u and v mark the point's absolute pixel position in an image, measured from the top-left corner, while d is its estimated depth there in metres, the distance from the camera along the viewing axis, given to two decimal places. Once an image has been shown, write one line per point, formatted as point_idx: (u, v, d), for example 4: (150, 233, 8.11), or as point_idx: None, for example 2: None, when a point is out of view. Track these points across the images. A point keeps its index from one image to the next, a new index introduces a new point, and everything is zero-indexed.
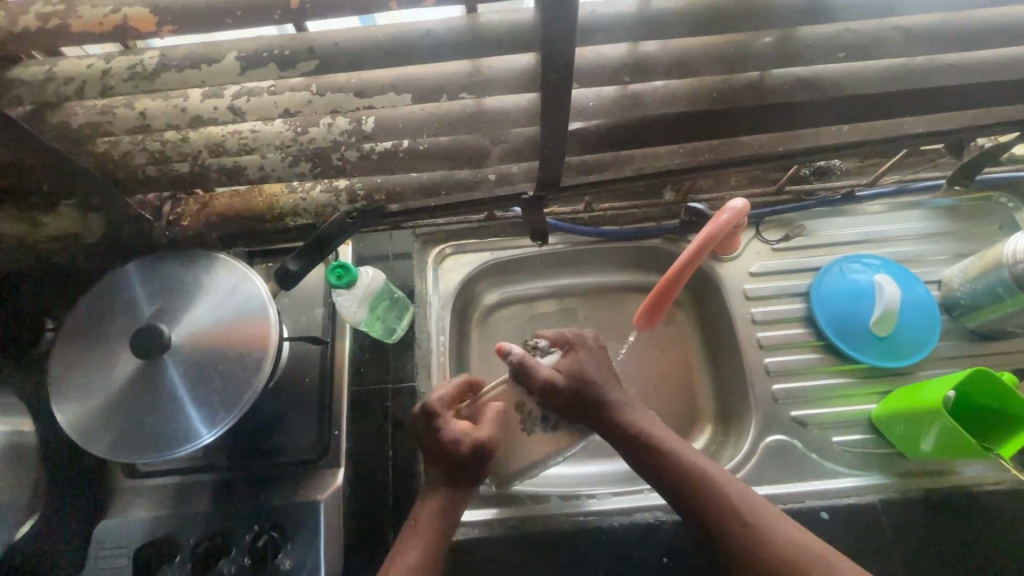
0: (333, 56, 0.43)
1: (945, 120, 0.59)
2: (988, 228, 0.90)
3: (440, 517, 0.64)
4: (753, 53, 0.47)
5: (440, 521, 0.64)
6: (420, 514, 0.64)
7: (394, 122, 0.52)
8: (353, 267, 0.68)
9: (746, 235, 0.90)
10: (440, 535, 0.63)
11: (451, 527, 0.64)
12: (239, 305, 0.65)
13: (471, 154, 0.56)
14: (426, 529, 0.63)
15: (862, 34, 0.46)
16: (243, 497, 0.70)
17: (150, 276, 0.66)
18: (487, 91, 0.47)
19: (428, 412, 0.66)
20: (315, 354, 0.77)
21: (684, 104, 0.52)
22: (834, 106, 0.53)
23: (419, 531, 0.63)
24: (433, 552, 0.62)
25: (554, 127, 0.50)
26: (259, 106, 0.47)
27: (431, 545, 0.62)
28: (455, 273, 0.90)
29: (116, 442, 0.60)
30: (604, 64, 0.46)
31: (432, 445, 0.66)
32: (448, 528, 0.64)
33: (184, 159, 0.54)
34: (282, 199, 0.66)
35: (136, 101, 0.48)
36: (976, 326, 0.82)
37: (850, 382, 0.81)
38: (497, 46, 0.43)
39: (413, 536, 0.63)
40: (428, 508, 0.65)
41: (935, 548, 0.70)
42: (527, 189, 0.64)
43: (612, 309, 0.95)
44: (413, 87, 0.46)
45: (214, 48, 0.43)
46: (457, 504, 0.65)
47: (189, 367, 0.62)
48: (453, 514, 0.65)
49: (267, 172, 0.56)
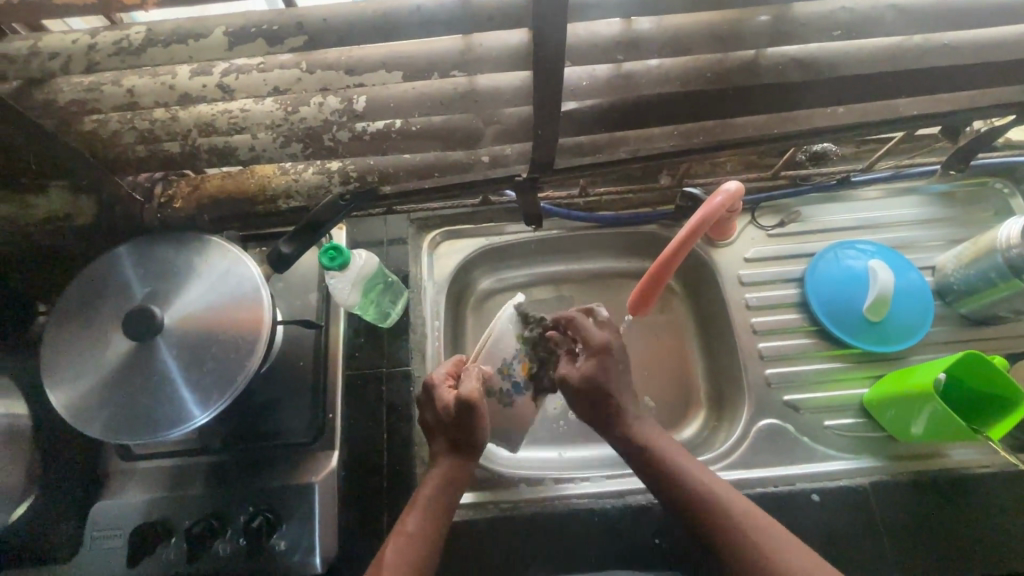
0: (322, 31, 0.42)
1: (941, 103, 0.59)
2: (983, 214, 0.90)
3: (441, 487, 0.64)
4: (747, 31, 0.46)
5: (442, 497, 0.63)
6: (423, 488, 0.64)
7: (385, 101, 0.51)
8: (346, 250, 0.68)
9: (741, 221, 0.90)
10: (442, 509, 0.63)
11: (452, 501, 0.64)
12: (232, 287, 0.65)
13: (464, 134, 0.55)
14: (427, 502, 0.63)
15: (858, 12, 0.46)
16: (238, 479, 0.71)
17: (142, 258, 0.66)
18: (478, 69, 0.46)
19: (426, 385, 0.69)
20: (309, 337, 0.77)
21: (678, 84, 0.51)
22: (828, 86, 0.52)
23: (420, 504, 0.63)
24: (433, 521, 0.62)
25: (546, 107, 0.50)
26: (248, 84, 0.47)
27: (431, 519, 0.62)
28: (450, 258, 0.90)
29: (109, 424, 0.60)
30: (596, 42, 0.46)
31: (433, 415, 0.68)
32: (451, 503, 0.64)
33: (174, 139, 0.54)
34: (274, 181, 0.65)
35: (123, 78, 0.47)
36: (969, 311, 0.82)
37: (843, 367, 0.82)
38: (489, 22, 0.43)
39: (414, 509, 0.63)
40: (430, 480, 0.65)
41: (923, 530, 0.71)
42: (520, 171, 0.64)
43: (607, 294, 0.95)
44: (403, 65, 0.46)
45: (201, 23, 0.42)
46: (459, 480, 0.65)
47: (182, 349, 0.62)
48: (456, 488, 0.65)
49: (258, 152, 0.55)
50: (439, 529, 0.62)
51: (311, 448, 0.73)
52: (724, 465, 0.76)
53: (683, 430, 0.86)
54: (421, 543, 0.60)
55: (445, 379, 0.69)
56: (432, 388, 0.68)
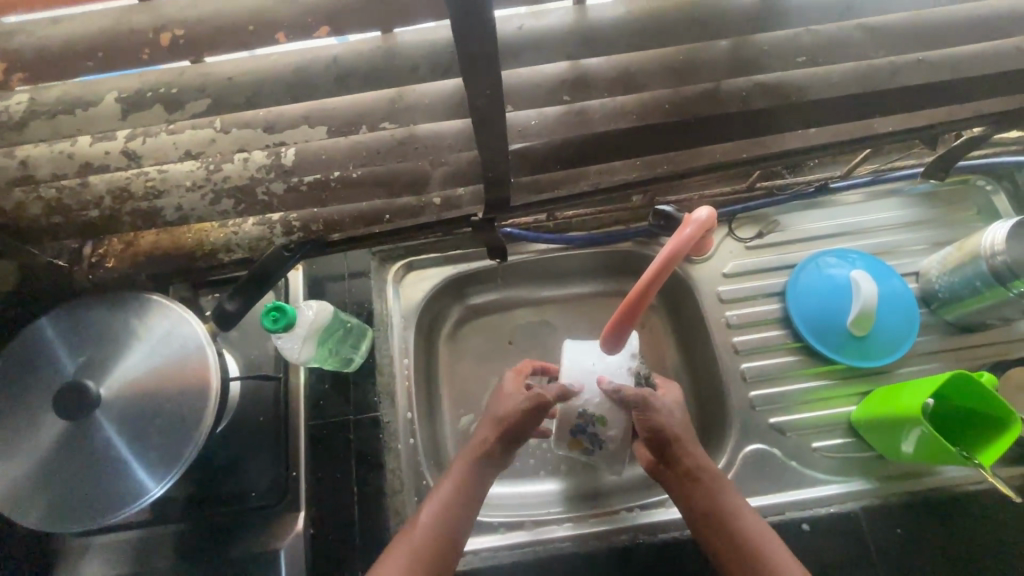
0: (228, 92, 0.37)
1: (918, 117, 0.55)
2: (966, 213, 0.87)
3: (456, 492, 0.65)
4: (704, 62, 0.42)
5: (469, 473, 0.66)
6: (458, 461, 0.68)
7: (315, 153, 0.47)
8: (290, 308, 0.60)
9: (717, 234, 0.86)
10: (474, 490, 0.66)
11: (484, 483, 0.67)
12: (175, 349, 0.60)
13: (409, 180, 0.51)
14: (461, 475, 0.66)
15: (822, 36, 0.42)
16: (201, 548, 0.67)
17: (74, 323, 0.61)
18: (412, 119, 0.42)
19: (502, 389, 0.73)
20: (269, 390, 0.73)
21: (635, 118, 0.47)
22: (799, 111, 0.49)
23: (455, 477, 0.66)
24: (445, 520, 0.63)
25: (491, 151, 0.45)
26: (156, 149, 0.42)
27: (450, 502, 0.64)
28: (416, 289, 0.85)
29: (50, 507, 0.57)
30: (539, 82, 0.42)
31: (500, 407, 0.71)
32: (484, 479, 0.67)
33: (89, 207, 0.49)
34: (212, 235, 0.61)
35: (15, 150, 0.42)
36: (954, 318, 0.80)
37: (829, 384, 0.79)
38: (415, 72, 0.38)
39: (432, 501, 0.65)
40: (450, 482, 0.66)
41: (917, 555, 0.68)
42: (476, 210, 0.60)
43: (584, 316, 0.91)
44: (327, 119, 0.41)
45: (89, 88, 0.37)
46: (493, 452, 0.68)
47: (125, 422, 0.58)
48: (489, 466, 0.68)
49: (188, 212, 0.50)
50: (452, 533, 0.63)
51: (278, 508, 0.69)
52: None
53: None
54: (437, 529, 0.62)
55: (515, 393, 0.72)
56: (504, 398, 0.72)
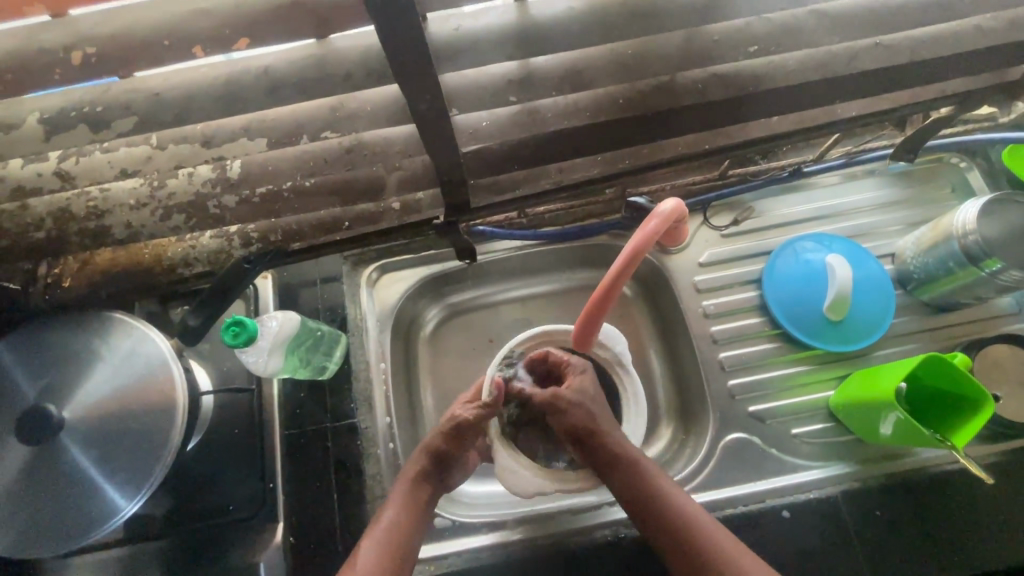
0: (155, 109, 0.36)
1: (880, 101, 0.55)
2: (941, 191, 0.86)
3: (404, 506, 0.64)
4: (655, 55, 0.41)
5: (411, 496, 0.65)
6: (397, 487, 0.66)
7: (262, 164, 0.45)
8: (251, 321, 0.58)
9: (693, 223, 0.85)
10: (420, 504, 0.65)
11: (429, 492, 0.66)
12: (138, 368, 0.59)
13: (364, 186, 0.50)
14: (405, 498, 0.65)
15: (774, 23, 0.41)
16: (180, 564, 0.67)
17: (32, 346, 0.59)
18: (355, 126, 0.41)
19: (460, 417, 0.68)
20: (243, 402, 0.72)
21: (590, 114, 0.46)
22: (758, 101, 0.47)
23: (398, 500, 0.65)
24: (398, 531, 0.62)
25: (441, 156, 0.44)
26: (91, 168, 0.41)
27: (401, 524, 0.63)
28: (390, 292, 0.84)
29: (20, 536, 0.56)
30: (485, 84, 0.40)
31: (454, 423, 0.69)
32: (425, 498, 0.66)
33: (33, 230, 0.48)
34: (170, 250, 0.59)
35: None
36: (930, 298, 0.80)
37: (807, 370, 0.79)
38: (351, 80, 0.37)
39: (371, 532, 0.63)
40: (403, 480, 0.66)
41: (896, 536, 0.69)
42: (440, 212, 0.59)
43: (563, 311, 0.90)
44: (265, 131, 0.40)
45: (10, 110, 0.36)
46: (431, 477, 0.67)
47: (90, 443, 0.57)
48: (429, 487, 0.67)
49: (136, 230, 0.49)
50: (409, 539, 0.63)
51: (256, 521, 0.68)
52: (693, 487, 0.73)
53: (647, 450, 0.81)
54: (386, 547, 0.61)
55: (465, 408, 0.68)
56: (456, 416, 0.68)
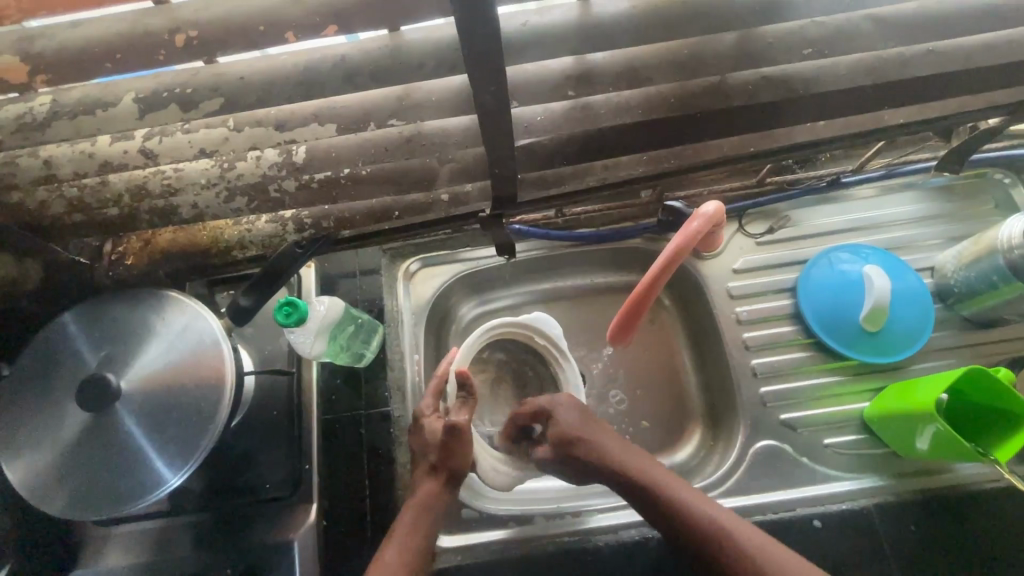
0: (239, 92, 0.38)
1: (927, 109, 0.55)
2: (984, 207, 0.86)
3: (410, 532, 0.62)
4: (710, 55, 0.43)
5: (415, 526, 0.63)
6: (401, 520, 0.63)
7: (325, 150, 0.48)
8: (302, 302, 0.63)
9: (728, 230, 0.86)
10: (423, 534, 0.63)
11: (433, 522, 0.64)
12: (191, 344, 0.62)
13: (417, 177, 0.52)
14: (407, 529, 0.62)
15: (829, 26, 0.42)
16: (217, 538, 0.69)
17: (94, 320, 0.63)
18: (419, 115, 0.43)
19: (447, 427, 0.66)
20: (282, 385, 0.74)
21: (640, 112, 0.48)
22: (807, 104, 0.48)
23: (400, 533, 0.62)
24: (411, 552, 0.61)
25: (496, 148, 0.46)
26: (173, 147, 0.44)
27: (411, 554, 0.61)
28: (426, 287, 0.86)
29: (71, 500, 0.58)
30: (545, 78, 0.42)
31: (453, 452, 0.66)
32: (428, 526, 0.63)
33: (108, 205, 0.51)
34: (227, 233, 0.62)
35: (39, 149, 0.44)
36: (970, 314, 0.79)
37: (841, 381, 0.78)
38: (422, 69, 0.39)
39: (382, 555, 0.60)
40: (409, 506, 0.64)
41: (930, 553, 0.67)
42: (485, 206, 0.61)
43: (594, 313, 0.91)
44: (336, 117, 0.42)
45: (109, 90, 0.39)
46: (439, 502, 0.65)
47: (143, 415, 0.59)
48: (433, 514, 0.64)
49: (202, 210, 0.52)
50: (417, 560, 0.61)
51: (290, 500, 0.70)
52: (721, 492, 0.73)
53: (674, 454, 0.81)
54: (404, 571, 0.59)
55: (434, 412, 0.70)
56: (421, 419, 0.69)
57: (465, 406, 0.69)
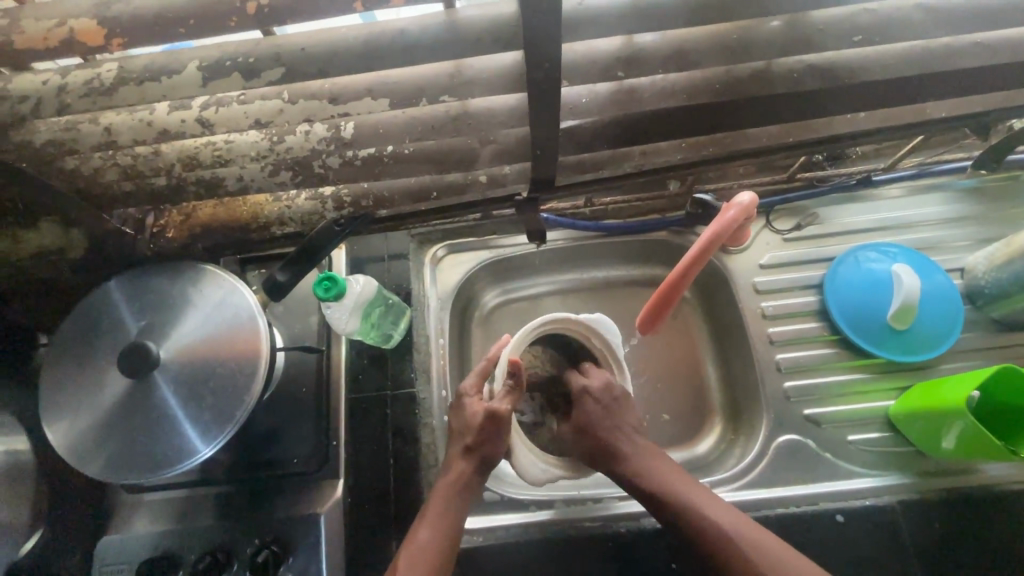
0: (300, 63, 0.39)
1: (968, 103, 0.55)
2: (1015, 210, 0.85)
3: (444, 512, 0.63)
4: (759, 39, 0.43)
5: (449, 505, 0.64)
6: (430, 503, 0.64)
7: (373, 126, 0.49)
8: (341, 278, 0.65)
9: (755, 225, 0.86)
10: (454, 517, 0.63)
11: (465, 504, 0.64)
12: (227, 317, 0.63)
13: (459, 156, 0.53)
14: (438, 512, 0.63)
15: (880, 14, 0.42)
16: (246, 509, 0.70)
17: (134, 290, 0.64)
18: (470, 92, 0.44)
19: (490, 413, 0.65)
20: (311, 363, 0.76)
21: (685, 97, 0.48)
22: (853, 93, 0.48)
23: (431, 517, 0.63)
24: (444, 531, 0.62)
25: (541, 129, 0.47)
26: (228, 118, 0.45)
27: (444, 533, 0.62)
28: (452, 272, 0.87)
29: (108, 465, 0.60)
30: (595, 58, 0.43)
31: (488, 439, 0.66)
32: (461, 510, 0.64)
33: (158, 174, 0.52)
34: (267, 208, 0.64)
35: (100, 116, 0.46)
36: (1000, 315, 0.78)
37: (866, 378, 0.78)
38: (477, 45, 0.39)
39: (410, 540, 0.62)
40: (441, 487, 0.65)
41: (953, 551, 0.67)
42: (521, 190, 0.62)
43: (617, 304, 0.92)
44: (388, 91, 0.43)
45: (174, 58, 0.40)
46: (472, 484, 0.65)
47: (180, 384, 0.61)
48: (467, 496, 0.65)
49: (248, 183, 0.53)
50: (450, 543, 0.62)
51: (317, 475, 0.71)
52: (743, 484, 0.73)
53: (695, 446, 0.82)
54: (433, 555, 0.60)
55: (473, 392, 0.70)
56: (461, 396, 0.70)
57: (511, 395, 0.67)
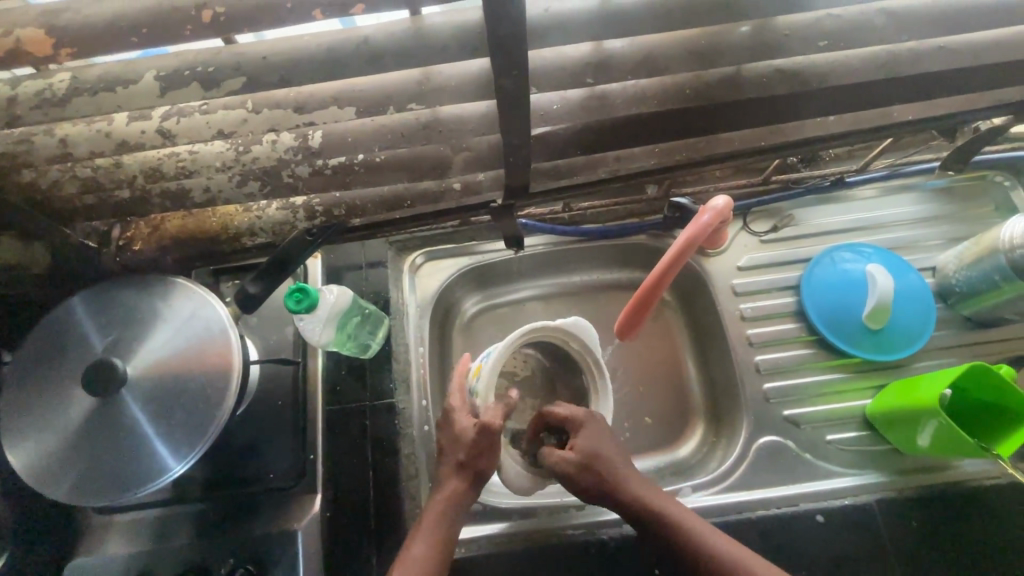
0: (261, 71, 0.38)
1: (934, 106, 0.56)
2: (984, 209, 0.87)
3: (437, 528, 0.62)
4: (727, 45, 0.43)
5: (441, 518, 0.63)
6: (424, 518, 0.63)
7: (342, 135, 0.48)
8: (312, 290, 0.64)
9: (733, 227, 0.87)
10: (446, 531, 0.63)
11: (456, 520, 0.64)
12: (198, 331, 0.61)
13: (431, 164, 0.52)
14: (432, 528, 0.62)
15: (845, 19, 0.43)
16: (222, 527, 0.68)
17: (100, 305, 0.62)
18: (438, 100, 0.43)
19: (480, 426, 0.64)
20: (288, 375, 0.74)
21: (656, 102, 0.48)
22: (821, 97, 0.49)
23: (425, 532, 0.62)
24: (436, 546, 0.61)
25: (512, 135, 0.46)
26: (191, 128, 0.44)
27: (436, 547, 0.61)
28: (432, 279, 0.86)
29: (74, 486, 0.58)
30: (564, 64, 0.42)
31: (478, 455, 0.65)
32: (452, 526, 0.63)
33: (121, 186, 0.51)
34: (237, 219, 0.62)
35: (55, 128, 0.44)
36: (971, 313, 0.80)
37: (843, 378, 0.79)
38: (444, 52, 0.39)
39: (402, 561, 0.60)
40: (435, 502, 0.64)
41: (931, 547, 0.68)
42: (496, 196, 0.61)
43: (598, 308, 0.91)
44: (355, 100, 0.42)
45: (130, 67, 0.39)
46: (464, 500, 0.65)
47: (148, 401, 0.59)
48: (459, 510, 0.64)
49: (215, 193, 0.52)
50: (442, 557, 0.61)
51: (295, 490, 0.70)
52: (725, 487, 0.73)
53: (678, 449, 0.82)
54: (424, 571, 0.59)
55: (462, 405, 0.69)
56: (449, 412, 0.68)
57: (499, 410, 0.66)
